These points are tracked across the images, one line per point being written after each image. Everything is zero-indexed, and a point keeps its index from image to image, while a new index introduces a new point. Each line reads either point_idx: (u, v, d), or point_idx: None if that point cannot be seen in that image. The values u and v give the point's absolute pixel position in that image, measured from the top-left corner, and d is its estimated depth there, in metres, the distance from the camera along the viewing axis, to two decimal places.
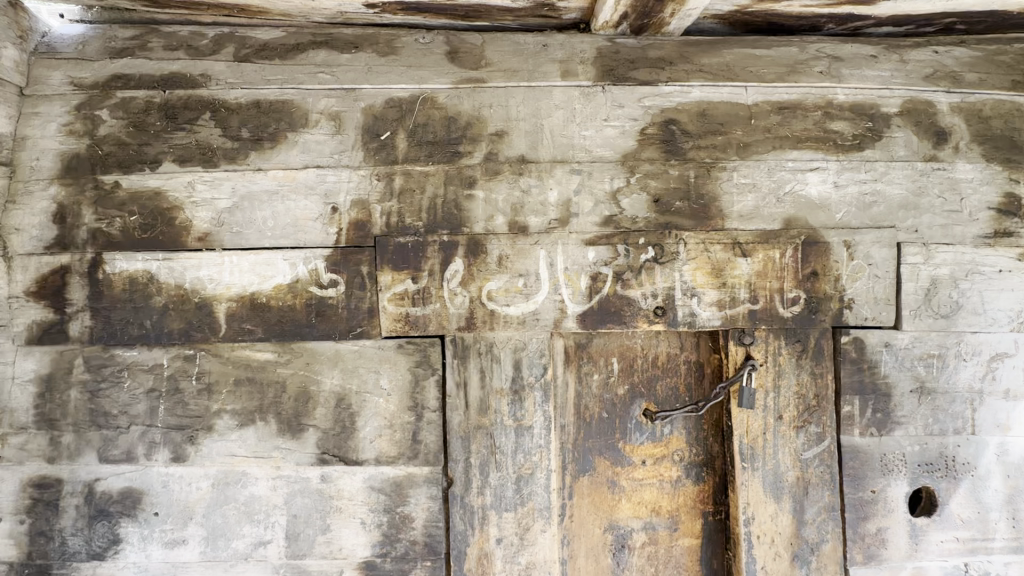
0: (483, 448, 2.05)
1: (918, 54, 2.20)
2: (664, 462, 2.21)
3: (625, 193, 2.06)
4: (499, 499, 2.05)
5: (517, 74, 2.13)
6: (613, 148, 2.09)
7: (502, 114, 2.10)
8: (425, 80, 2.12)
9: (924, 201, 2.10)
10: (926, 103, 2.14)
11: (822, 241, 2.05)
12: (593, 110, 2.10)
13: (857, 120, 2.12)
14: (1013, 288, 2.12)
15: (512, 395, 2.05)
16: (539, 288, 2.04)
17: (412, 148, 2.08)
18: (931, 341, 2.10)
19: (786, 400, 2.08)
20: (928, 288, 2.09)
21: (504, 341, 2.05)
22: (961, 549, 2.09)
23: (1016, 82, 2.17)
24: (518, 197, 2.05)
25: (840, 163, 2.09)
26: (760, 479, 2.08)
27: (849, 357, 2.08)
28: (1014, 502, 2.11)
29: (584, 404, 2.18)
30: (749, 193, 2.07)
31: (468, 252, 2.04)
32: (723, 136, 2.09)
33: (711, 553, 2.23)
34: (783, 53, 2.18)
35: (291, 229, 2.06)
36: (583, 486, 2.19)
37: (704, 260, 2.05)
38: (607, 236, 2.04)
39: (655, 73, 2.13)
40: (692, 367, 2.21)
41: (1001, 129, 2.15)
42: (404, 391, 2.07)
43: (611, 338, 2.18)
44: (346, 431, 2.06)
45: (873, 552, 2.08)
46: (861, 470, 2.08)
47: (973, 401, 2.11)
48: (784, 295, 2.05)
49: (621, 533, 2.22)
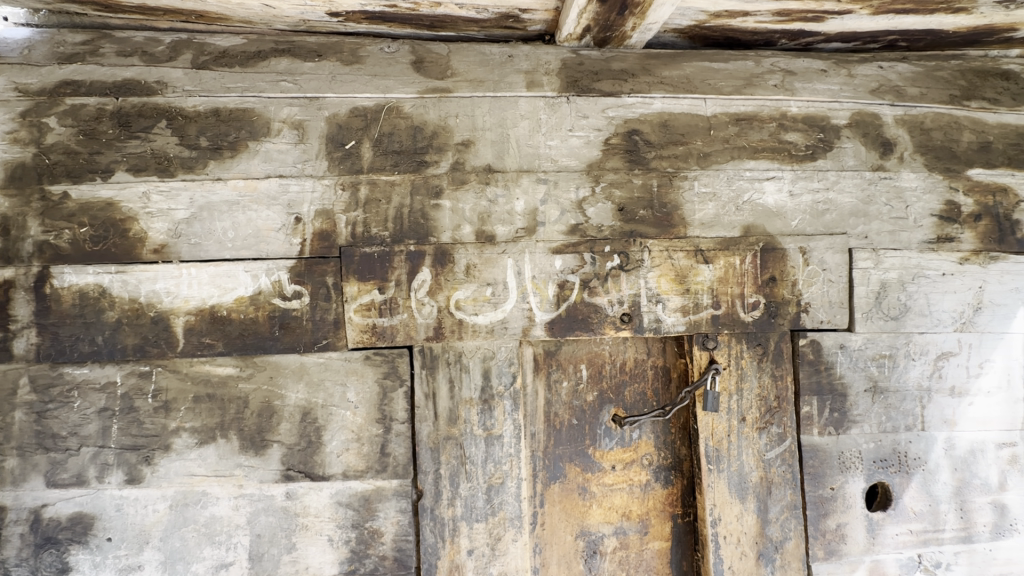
0: (453, 459, 2.03)
1: (865, 69, 2.32)
2: (633, 467, 2.24)
3: (591, 202, 2.09)
4: (469, 510, 2.03)
5: (482, 84, 2.14)
6: (578, 158, 2.12)
7: (468, 124, 2.11)
8: (390, 89, 2.11)
9: (872, 209, 2.20)
10: (873, 115, 2.25)
11: (778, 248, 2.13)
12: (558, 121, 2.13)
13: (810, 131, 2.21)
14: (956, 290, 2.24)
15: (482, 405, 2.05)
16: (507, 297, 2.04)
17: (378, 158, 2.07)
18: (882, 342, 2.20)
19: (748, 402, 2.13)
20: (878, 291, 2.19)
21: (473, 351, 2.05)
22: (914, 541, 2.18)
23: (953, 96, 2.30)
24: (485, 206, 2.06)
25: (795, 173, 2.18)
26: (725, 480, 2.13)
27: (807, 359, 2.16)
28: (962, 494, 2.21)
29: (554, 411, 2.19)
30: (709, 202, 2.13)
31: (435, 262, 2.03)
32: (683, 147, 2.15)
33: (681, 554, 2.26)
34: (739, 67, 2.26)
35: (252, 240, 2.01)
36: (554, 494, 2.20)
37: (668, 267, 2.09)
38: (573, 245, 2.07)
39: (618, 85, 2.18)
40: (659, 372, 2.25)
41: (941, 141, 2.27)
42: (372, 403, 2.03)
43: (579, 345, 2.20)
44: (312, 446, 2.01)
45: (833, 547, 2.15)
46: (820, 468, 2.16)
47: (922, 399, 2.21)
48: (744, 300, 2.11)
49: (593, 539, 2.23)
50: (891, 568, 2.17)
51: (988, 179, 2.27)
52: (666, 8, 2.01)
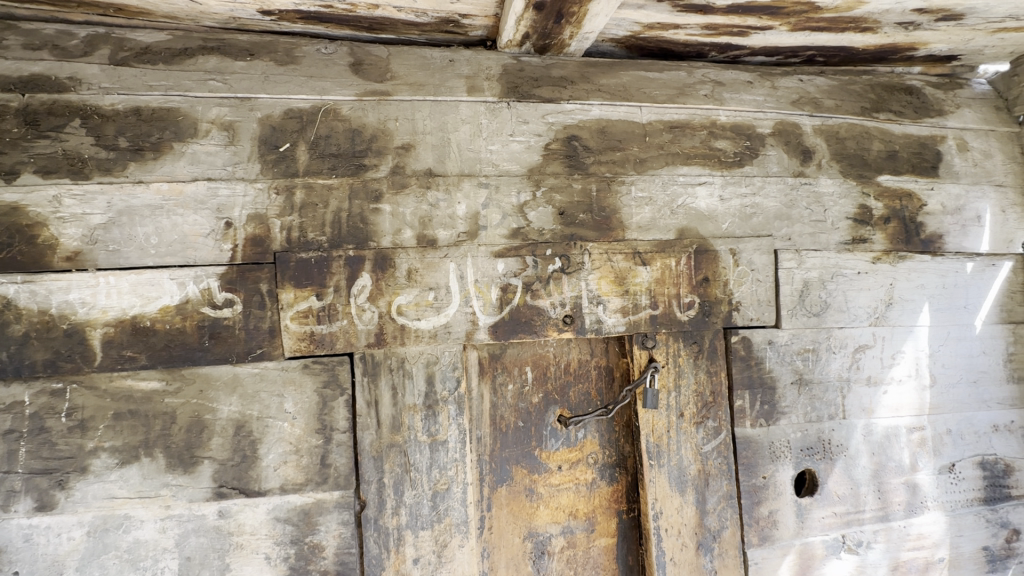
0: (397, 467, 2.00)
1: (786, 82, 2.47)
2: (579, 466, 2.28)
3: (532, 206, 2.12)
4: (414, 518, 2.00)
5: (423, 88, 2.13)
6: (519, 162, 2.14)
7: (408, 128, 2.09)
8: (327, 91, 2.06)
9: (795, 213, 2.35)
10: (794, 125, 2.40)
11: (710, 250, 2.23)
12: (498, 126, 2.15)
13: (738, 139, 2.33)
14: (870, 287, 2.42)
15: (426, 411, 2.03)
16: (450, 301, 2.04)
17: (314, 161, 2.01)
18: (806, 337, 2.34)
19: (686, 399, 2.22)
20: (802, 290, 2.33)
21: (416, 356, 2.03)
22: (839, 522, 2.33)
23: (863, 108, 2.50)
24: (427, 210, 2.05)
25: (724, 178, 2.29)
26: (666, 474, 2.20)
27: (739, 355, 2.27)
28: (879, 476, 2.38)
29: (500, 414, 2.20)
30: (646, 206, 2.21)
31: (376, 267, 1.99)
32: (621, 152, 2.22)
33: (627, 550, 2.32)
34: (672, 77, 2.36)
35: (178, 246, 1.91)
36: (501, 497, 2.20)
37: (608, 269, 2.15)
38: (515, 248, 2.09)
39: (557, 91, 2.22)
40: (602, 372, 2.30)
41: (854, 149, 2.45)
42: (311, 413, 1.97)
43: (524, 347, 2.22)
44: (247, 461, 1.92)
45: (766, 533, 2.26)
46: (753, 458, 2.27)
47: (843, 389, 2.37)
48: (680, 300, 2.20)
49: (540, 539, 2.25)
50: (819, 549, 2.30)
51: (896, 185, 2.47)
52: (600, 18, 2.07)
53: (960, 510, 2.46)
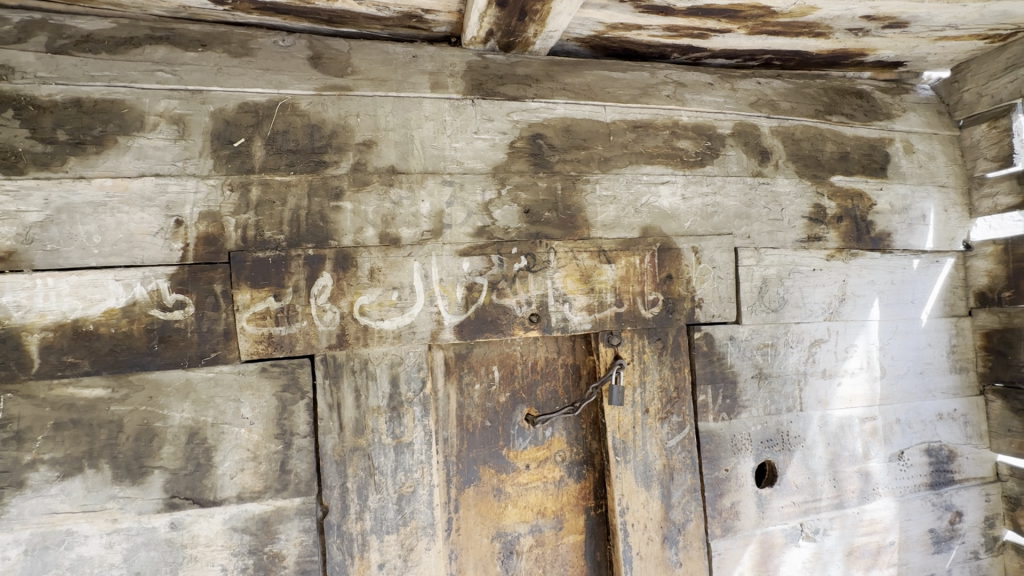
0: (360, 471, 1.95)
1: (745, 84, 2.54)
2: (547, 464, 2.28)
3: (497, 204, 2.11)
4: (379, 522, 1.96)
5: (385, 83, 2.09)
6: (484, 160, 2.13)
7: (369, 124, 2.04)
8: (284, 85, 1.99)
9: (753, 211, 2.41)
10: (752, 126, 2.47)
11: (673, 248, 2.27)
12: (463, 123, 2.13)
13: (699, 139, 2.38)
14: (825, 284, 2.51)
15: (390, 413, 1.99)
16: (414, 301, 2.01)
17: (271, 157, 1.95)
18: (765, 333, 2.41)
19: (650, 394, 2.25)
20: (761, 286, 2.40)
21: (379, 357, 1.98)
22: (797, 511, 2.41)
23: (817, 111, 2.59)
24: (389, 208, 2.01)
25: (686, 178, 2.33)
26: (632, 470, 2.22)
27: (702, 351, 2.31)
28: (835, 465, 2.48)
29: (466, 414, 2.18)
30: (611, 204, 2.23)
31: (337, 266, 1.94)
32: (585, 151, 2.23)
33: (595, 546, 2.34)
34: (636, 77, 2.39)
35: (124, 245, 1.81)
36: (469, 498, 2.18)
37: (573, 267, 2.16)
38: (480, 247, 2.07)
39: (522, 89, 2.22)
40: (569, 370, 2.31)
41: (809, 150, 2.54)
42: (270, 418, 1.90)
43: (491, 347, 2.21)
44: (201, 469, 1.84)
45: (729, 524, 2.32)
46: (715, 452, 2.32)
47: (800, 381, 2.45)
48: (645, 297, 2.22)
49: (509, 539, 2.24)
50: (778, 538, 2.38)
51: (847, 185, 2.57)
52: (564, 17, 2.06)
53: (908, 495, 2.58)
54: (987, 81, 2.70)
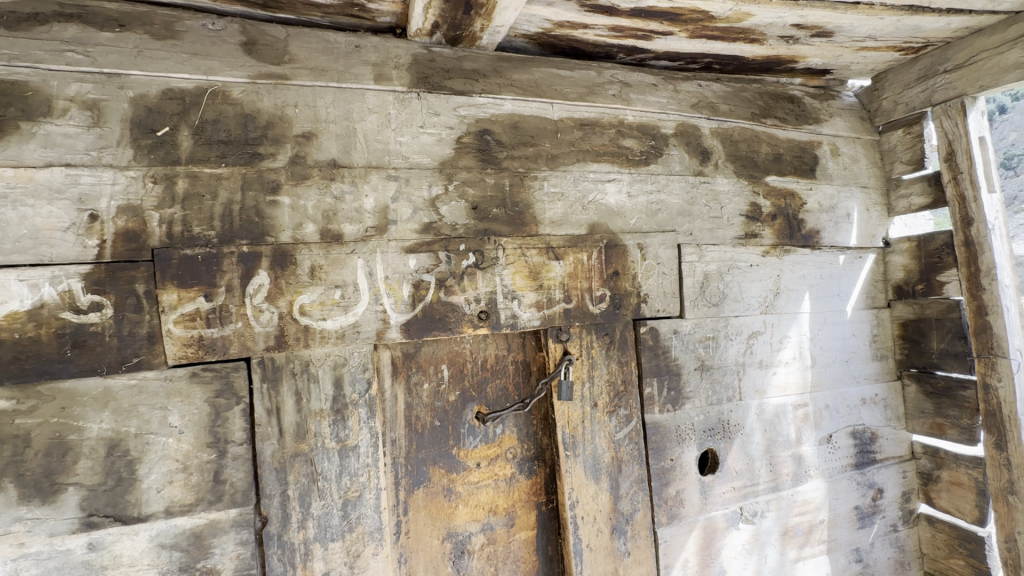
0: (302, 477, 1.87)
1: (687, 86, 2.62)
2: (498, 462, 2.28)
3: (444, 200, 2.07)
4: (323, 530, 1.89)
5: (325, 73, 2.00)
6: (430, 155, 2.09)
7: (309, 115, 1.96)
8: (214, 71, 1.87)
9: (695, 210, 2.50)
10: (693, 127, 2.56)
11: (620, 244, 2.31)
12: (408, 117, 2.08)
13: (644, 138, 2.44)
14: (761, 278, 2.64)
15: (334, 416, 1.92)
16: (358, 299, 1.94)
17: (200, 148, 1.82)
18: (707, 326, 2.51)
19: (599, 389, 2.28)
20: (702, 281, 2.49)
21: (322, 358, 1.91)
22: (737, 496, 2.52)
23: (753, 114, 2.71)
24: (331, 203, 1.93)
25: (631, 175, 2.39)
26: (582, 463, 2.25)
27: (647, 345, 2.38)
28: (771, 450, 2.61)
29: (415, 414, 2.14)
30: (558, 201, 2.24)
31: (275, 264, 1.85)
32: (533, 148, 2.23)
33: (546, 540, 2.35)
34: (582, 75, 2.42)
35: (29, 242, 1.64)
36: (418, 499, 2.14)
37: (522, 264, 2.16)
38: (427, 244, 2.03)
39: (469, 84, 2.19)
40: (518, 366, 2.32)
41: (746, 151, 2.66)
42: (201, 426, 1.78)
43: (439, 345, 2.18)
44: (123, 484, 1.70)
45: (674, 512, 2.40)
46: (661, 442, 2.39)
47: (739, 372, 2.57)
48: (592, 293, 2.26)
49: (459, 539, 2.22)
50: (720, 522, 2.48)
51: (781, 185, 2.71)
52: (509, 13, 2.05)
53: (836, 475, 2.77)
54: (902, 90, 2.90)
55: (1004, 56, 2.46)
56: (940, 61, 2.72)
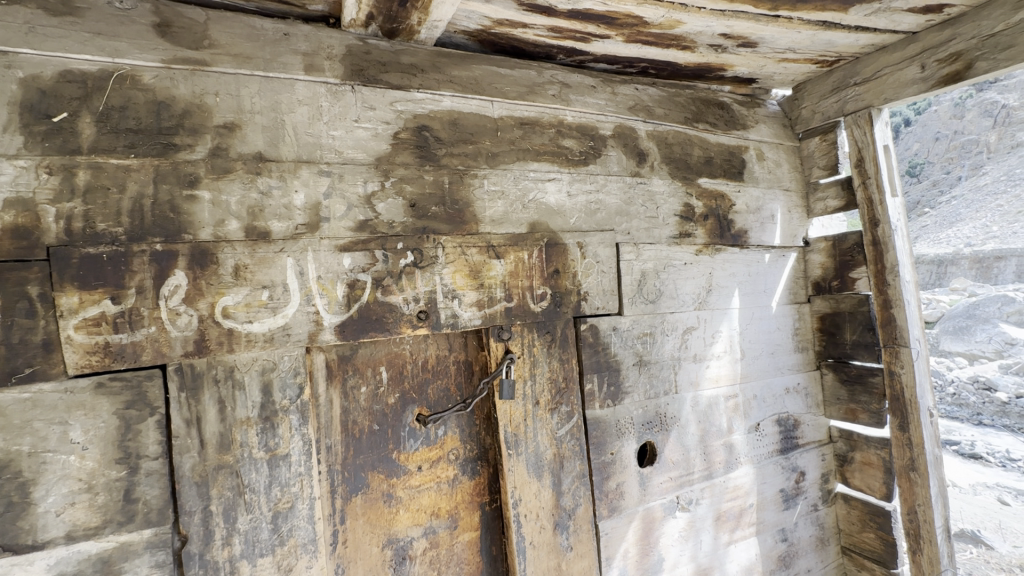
0: (227, 491, 1.75)
1: (624, 89, 2.70)
2: (440, 464, 2.25)
3: (380, 197, 2.01)
4: (251, 545, 1.78)
5: (250, 61, 1.89)
6: (365, 150, 2.02)
7: (231, 105, 1.83)
8: (121, 53, 1.71)
9: (632, 209, 2.57)
10: (630, 129, 2.63)
11: (560, 243, 2.34)
12: (341, 110, 2.00)
13: (583, 139, 2.48)
14: (694, 276, 2.76)
15: (262, 424, 1.82)
16: (288, 301, 1.85)
17: (104, 136, 1.66)
18: (645, 323, 2.59)
19: (540, 386, 2.29)
20: (640, 279, 2.57)
21: (248, 363, 1.80)
22: (674, 485, 2.62)
23: (687, 118, 2.83)
24: (257, 199, 1.82)
25: (571, 175, 2.42)
26: (524, 461, 2.25)
27: (588, 342, 2.42)
28: (705, 439, 2.73)
29: (352, 419, 2.06)
30: (498, 200, 2.23)
31: (193, 264, 1.72)
32: (473, 145, 2.21)
33: (490, 540, 2.34)
34: (523, 75, 2.42)
35: None
36: (356, 507, 2.07)
37: (462, 262, 2.13)
38: (363, 242, 1.96)
39: (406, 79, 2.14)
40: (460, 366, 2.29)
41: (680, 154, 2.77)
42: (109, 441, 1.62)
43: (377, 346, 2.11)
44: (14, 510, 1.52)
45: (615, 504, 2.45)
46: (602, 437, 2.45)
47: (675, 366, 2.67)
48: (534, 292, 2.27)
49: (400, 545, 2.16)
50: (658, 512, 2.57)
51: (712, 187, 2.84)
52: (447, 7, 2.01)
53: (764, 461, 2.94)
54: (819, 100, 3.12)
55: (903, 71, 2.70)
56: (850, 74, 2.95)
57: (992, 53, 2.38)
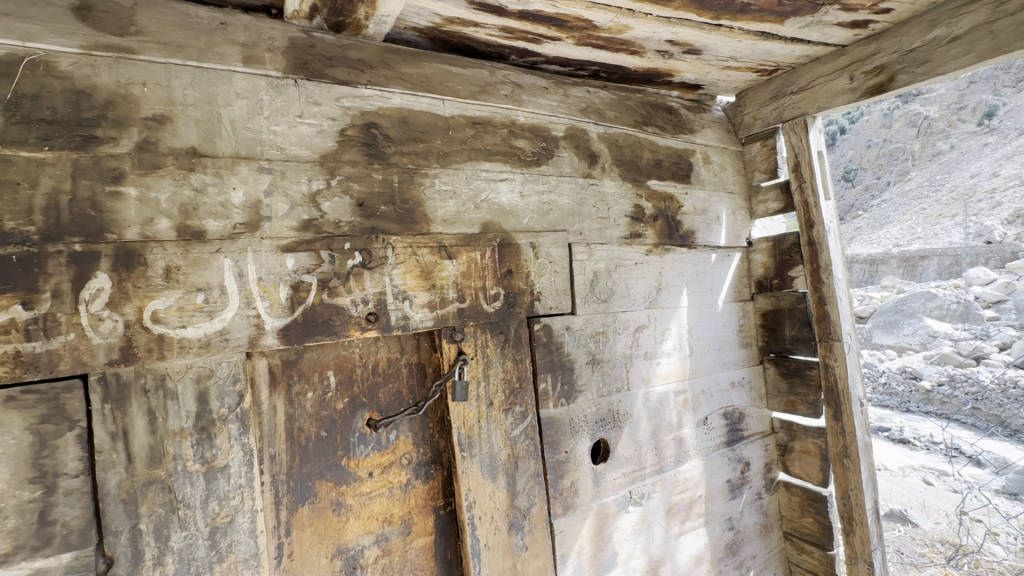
0: (158, 508, 1.64)
1: (576, 92, 2.74)
2: (391, 469, 2.20)
3: (326, 195, 1.94)
4: (186, 564, 1.68)
5: (182, 50, 1.78)
6: (310, 147, 1.95)
7: (161, 96, 1.72)
8: (33, 36, 1.56)
9: (584, 210, 2.61)
10: (582, 131, 2.67)
11: (513, 243, 2.34)
12: (283, 105, 1.92)
13: (535, 140, 2.49)
14: (645, 276, 2.83)
15: (198, 435, 1.71)
16: (226, 304, 1.75)
17: (13, 126, 1.51)
18: (597, 322, 2.63)
19: (494, 387, 2.28)
20: (592, 279, 2.61)
21: (182, 371, 1.69)
22: (626, 481, 2.67)
23: (636, 121, 2.90)
24: (190, 196, 1.72)
25: (524, 176, 2.43)
26: (478, 463, 2.23)
27: (541, 342, 2.44)
28: (656, 434, 2.81)
29: (298, 426, 1.98)
30: (450, 199, 2.21)
31: (118, 266, 1.60)
32: (423, 144, 2.18)
33: (444, 544, 2.31)
34: (475, 74, 2.41)
35: None
36: (303, 518, 1.99)
37: (413, 263, 2.09)
38: (308, 242, 1.89)
39: (354, 74, 2.08)
40: (412, 369, 2.25)
41: (630, 156, 2.83)
42: (21, 460, 1.48)
43: (325, 350, 2.04)
44: None
45: (569, 502, 2.48)
46: (556, 435, 2.47)
47: (627, 364, 2.73)
48: (487, 292, 2.26)
49: (350, 554, 2.10)
50: (611, 507, 2.61)
51: (661, 189, 2.93)
52: (395, 3, 1.97)
53: (712, 453, 3.05)
54: (760, 107, 3.28)
55: (834, 82, 2.86)
56: (787, 83, 3.11)
57: (911, 68, 2.56)
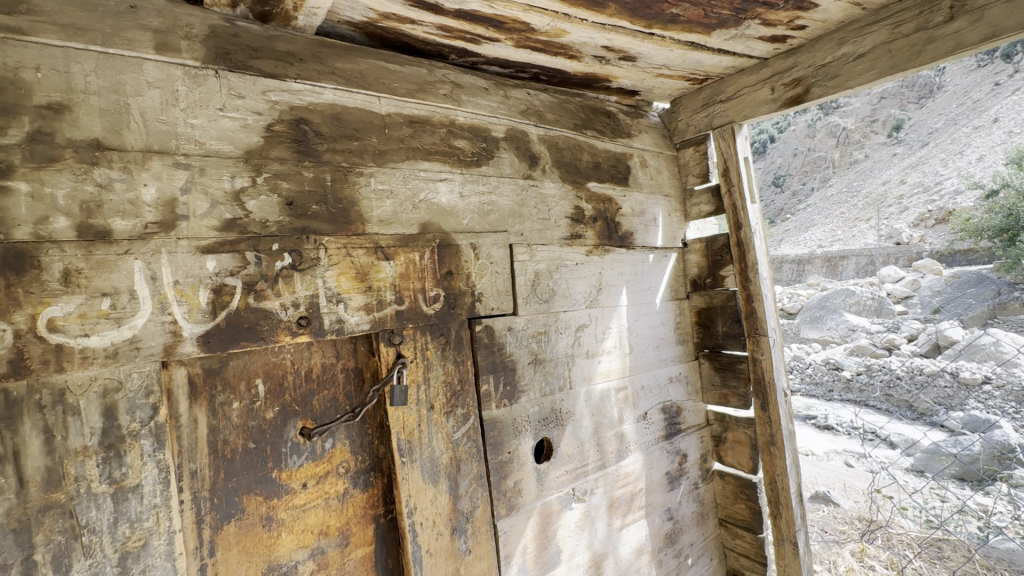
0: (57, 536, 1.49)
1: (516, 93, 2.75)
2: (327, 479, 2.11)
3: (251, 194, 1.84)
4: None
5: (83, 33, 1.62)
6: (233, 142, 1.84)
7: (58, 83, 1.56)
8: None
9: (525, 211, 2.62)
10: (522, 133, 2.69)
11: (453, 244, 2.32)
12: (203, 96, 1.80)
13: (475, 140, 2.48)
14: (585, 276, 2.88)
15: (105, 453, 1.57)
16: (137, 310, 1.62)
17: None
18: (539, 322, 2.66)
19: (435, 390, 2.25)
20: (534, 279, 2.63)
21: (85, 383, 1.54)
22: (569, 478, 2.71)
23: (576, 125, 2.95)
24: (93, 193, 1.58)
25: (463, 176, 2.41)
26: (419, 468, 2.18)
27: (483, 343, 2.43)
28: (598, 431, 2.87)
29: (222, 439, 1.86)
30: (386, 199, 2.16)
31: (5, 269, 1.43)
32: (358, 142, 2.11)
33: (385, 553, 2.25)
34: (413, 72, 2.37)
35: None
36: (229, 536, 1.87)
37: (347, 265, 2.02)
38: (231, 243, 1.79)
39: (282, 67, 1.98)
40: (349, 374, 2.18)
41: (570, 158, 2.88)
42: None
43: (252, 357, 1.94)
44: None
45: (513, 502, 2.48)
46: (499, 436, 2.46)
47: (569, 362, 2.77)
48: (426, 294, 2.22)
49: (283, 571, 1.99)
50: (555, 505, 2.64)
51: (600, 191, 3.00)
52: None
53: (651, 446, 3.15)
54: (692, 114, 3.43)
55: (758, 92, 3.04)
56: (717, 92, 3.27)
57: (823, 81, 2.76)
